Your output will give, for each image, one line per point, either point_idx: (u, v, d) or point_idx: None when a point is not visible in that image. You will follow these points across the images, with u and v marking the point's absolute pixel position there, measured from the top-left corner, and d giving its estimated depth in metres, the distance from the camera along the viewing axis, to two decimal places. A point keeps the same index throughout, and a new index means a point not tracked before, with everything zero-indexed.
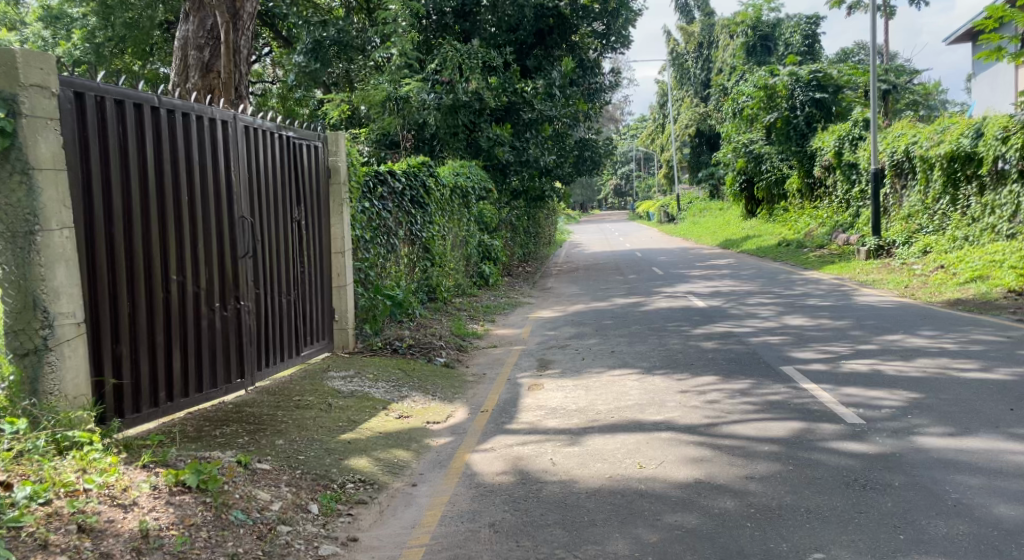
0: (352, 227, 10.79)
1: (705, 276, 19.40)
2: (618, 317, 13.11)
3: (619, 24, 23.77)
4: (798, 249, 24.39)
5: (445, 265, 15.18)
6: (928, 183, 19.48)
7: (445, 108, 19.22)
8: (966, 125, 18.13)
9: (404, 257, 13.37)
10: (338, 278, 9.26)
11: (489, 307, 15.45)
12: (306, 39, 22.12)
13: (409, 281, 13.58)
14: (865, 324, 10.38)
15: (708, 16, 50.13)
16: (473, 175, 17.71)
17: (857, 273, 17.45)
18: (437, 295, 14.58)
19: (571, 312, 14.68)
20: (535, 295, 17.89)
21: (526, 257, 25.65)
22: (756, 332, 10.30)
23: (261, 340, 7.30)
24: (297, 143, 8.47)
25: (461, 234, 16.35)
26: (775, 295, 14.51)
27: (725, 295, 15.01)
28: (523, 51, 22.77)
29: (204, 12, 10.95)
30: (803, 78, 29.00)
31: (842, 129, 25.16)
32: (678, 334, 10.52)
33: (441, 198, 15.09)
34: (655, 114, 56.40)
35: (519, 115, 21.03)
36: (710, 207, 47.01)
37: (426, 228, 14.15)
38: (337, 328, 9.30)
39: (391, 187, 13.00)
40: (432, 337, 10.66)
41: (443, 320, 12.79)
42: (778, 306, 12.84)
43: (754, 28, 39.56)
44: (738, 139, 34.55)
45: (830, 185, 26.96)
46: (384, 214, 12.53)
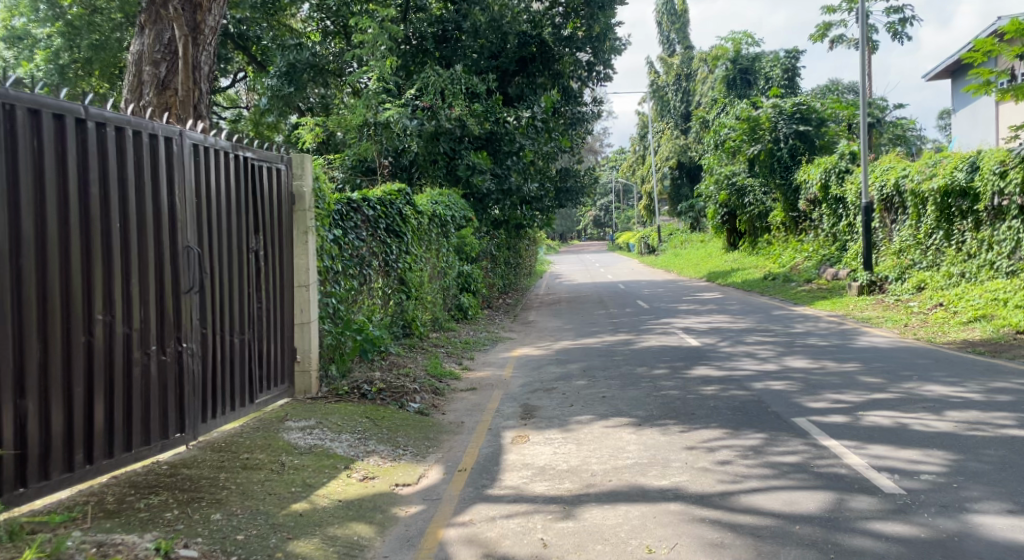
0: (320, 257, 9.93)
1: (693, 311, 18.67)
2: (607, 356, 12.30)
3: (604, 53, 23.16)
4: (785, 283, 23.73)
5: (423, 298, 14.31)
6: (920, 219, 18.67)
7: (426, 135, 18.54)
8: (959, 158, 17.36)
9: (379, 289, 12.52)
10: (298, 314, 8.41)
11: (468, 342, 14.57)
12: (279, 62, 21.33)
13: (383, 315, 12.71)
14: (875, 369, 9.63)
15: (687, 50, 49.96)
16: (453, 203, 16.91)
17: (851, 309, 16.73)
18: (414, 329, 13.70)
19: (554, 349, 13.84)
20: (517, 330, 17.03)
21: (507, 288, 24.82)
22: (758, 376, 9.54)
23: (208, 387, 6.42)
24: (256, 165, 7.66)
25: (439, 266, 15.50)
26: (771, 333, 13.77)
27: (717, 332, 14.24)
28: (504, 79, 22.09)
29: (161, 25, 10.16)
30: (787, 110, 28.60)
31: (828, 162, 24.62)
32: (674, 378, 9.71)
33: (418, 227, 14.26)
34: (635, 147, 56.10)
35: (501, 145, 20.16)
36: (691, 239, 46.47)
37: (402, 258, 13.30)
38: (297, 371, 8.43)
39: (365, 214, 12.19)
40: (405, 378, 9.78)
41: (420, 358, 11.92)
42: (775, 345, 12.08)
43: (733, 61, 39.18)
44: (720, 172, 34.20)
45: (816, 219, 26.36)
46: (357, 243, 11.70)
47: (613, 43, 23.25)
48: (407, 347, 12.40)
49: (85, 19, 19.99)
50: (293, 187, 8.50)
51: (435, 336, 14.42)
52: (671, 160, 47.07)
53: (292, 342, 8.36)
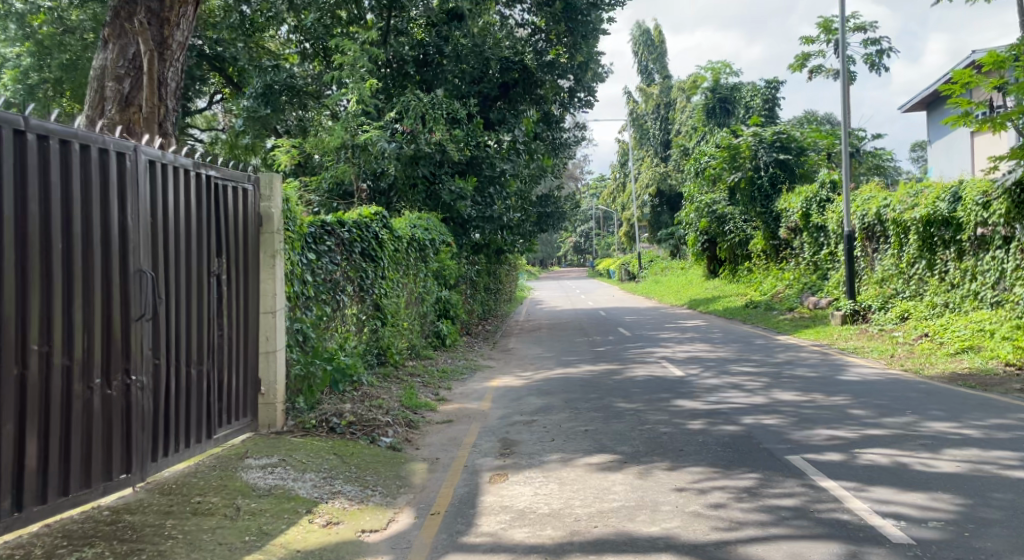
0: (290, 282, 9.47)
1: (677, 339, 18.27)
2: (589, 387, 11.87)
3: (586, 80, 22.92)
4: (767, 311, 23.40)
5: (400, 325, 13.84)
6: (902, 248, 17.94)
7: (405, 159, 18.14)
8: (941, 188, 16.60)
9: (354, 316, 12.06)
10: (264, 343, 7.96)
11: (446, 371, 14.09)
12: (255, 84, 20.89)
13: (358, 343, 12.23)
14: (867, 402, 9.26)
15: (666, 79, 49.99)
16: (431, 227, 16.48)
17: (836, 339, 16.32)
18: (390, 358, 13.22)
19: (534, 378, 13.38)
20: (496, 358, 16.56)
21: (486, 314, 24.33)
22: (747, 409, 9.15)
23: (160, 422, 5.96)
24: (220, 184, 7.23)
25: (417, 292, 15.05)
26: (756, 363, 13.39)
27: (702, 362, 13.85)
28: (485, 104, 21.75)
29: (126, 39, 9.62)
30: (767, 138, 28.45)
31: (809, 191, 24.30)
32: (660, 410, 9.30)
33: (395, 252, 13.81)
34: (616, 174, 56.02)
35: (483, 168, 19.83)
36: (672, 266, 46.22)
37: (377, 283, 12.84)
38: (262, 403, 7.96)
39: (340, 237, 11.74)
40: (378, 411, 9.33)
41: (396, 388, 11.45)
42: (762, 376, 11.69)
43: (712, 90, 38.97)
44: (701, 200, 34.05)
45: (797, 247, 26.09)
46: (331, 267, 11.26)
47: (595, 69, 23.01)
48: (382, 377, 11.92)
49: (56, 38, 19.52)
50: (260, 209, 8.06)
51: (411, 365, 13.94)
52: (651, 188, 46.93)
53: (257, 372, 7.90)
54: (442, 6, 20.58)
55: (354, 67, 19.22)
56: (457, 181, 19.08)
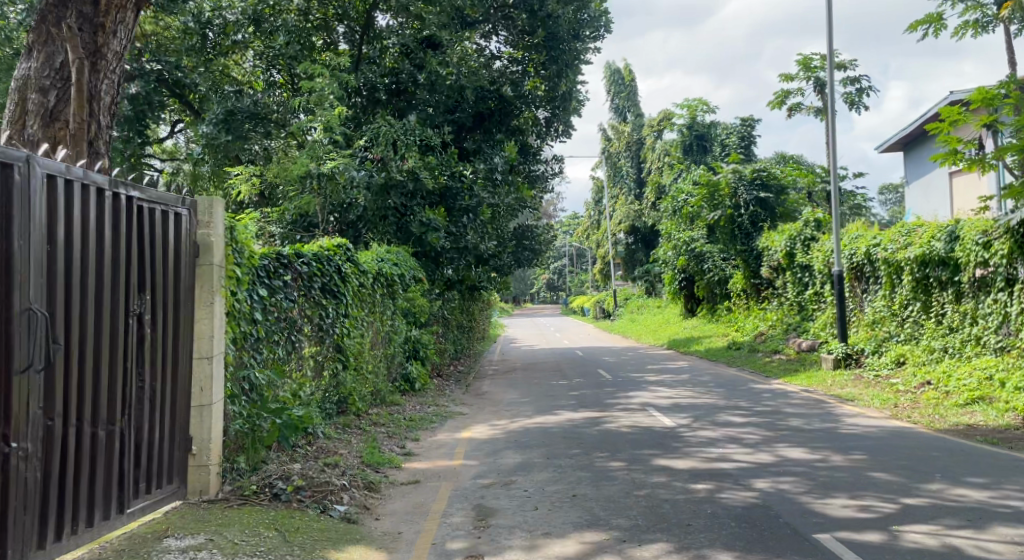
0: (236, 322, 8.35)
1: (662, 382, 17.24)
2: (573, 438, 10.81)
3: (566, 111, 22.11)
4: (751, 353, 22.38)
5: (364, 368, 12.71)
6: (894, 289, 17.03)
7: (376, 188, 17.10)
8: (936, 226, 15.71)
9: (312, 359, 10.94)
10: (196, 395, 6.86)
11: (414, 418, 12.93)
12: (216, 110, 19.71)
13: (316, 388, 11.08)
14: (887, 463, 8.30)
15: (639, 117, 49.48)
16: (400, 261, 15.38)
17: (830, 385, 15.33)
18: (352, 405, 12.07)
19: (510, 427, 12.28)
20: (469, 403, 15.40)
21: (458, 354, 23.12)
22: (755, 470, 8.15)
23: (48, 496, 5.08)
24: (145, 206, 6.20)
25: (384, 331, 13.92)
26: (751, 411, 12.42)
27: (692, 409, 12.84)
28: (460, 134, 20.80)
29: (54, 46, 8.70)
30: (747, 176, 27.16)
31: (792, 229, 23.29)
32: (655, 470, 8.28)
33: (360, 288, 12.69)
34: (590, 213, 55.18)
35: (456, 201, 18.80)
36: (648, 304, 45.36)
37: (338, 322, 11.70)
38: (192, 466, 6.85)
39: (298, 271, 10.66)
40: (335, 471, 8.23)
41: (357, 440, 10.34)
42: (762, 427, 10.70)
43: (688, 126, 38.22)
44: (678, 238, 33.23)
45: (779, 286, 25.21)
46: (287, 305, 10.18)
47: (574, 100, 22.21)
48: (342, 428, 10.77)
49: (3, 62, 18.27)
50: (197, 236, 6.96)
51: (376, 412, 12.79)
52: (624, 225, 46.14)
53: (187, 429, 6.81)
54: (416, 33, 19.63)
55: (323, 92, 18.20)
56: (429, 212, 17.97)
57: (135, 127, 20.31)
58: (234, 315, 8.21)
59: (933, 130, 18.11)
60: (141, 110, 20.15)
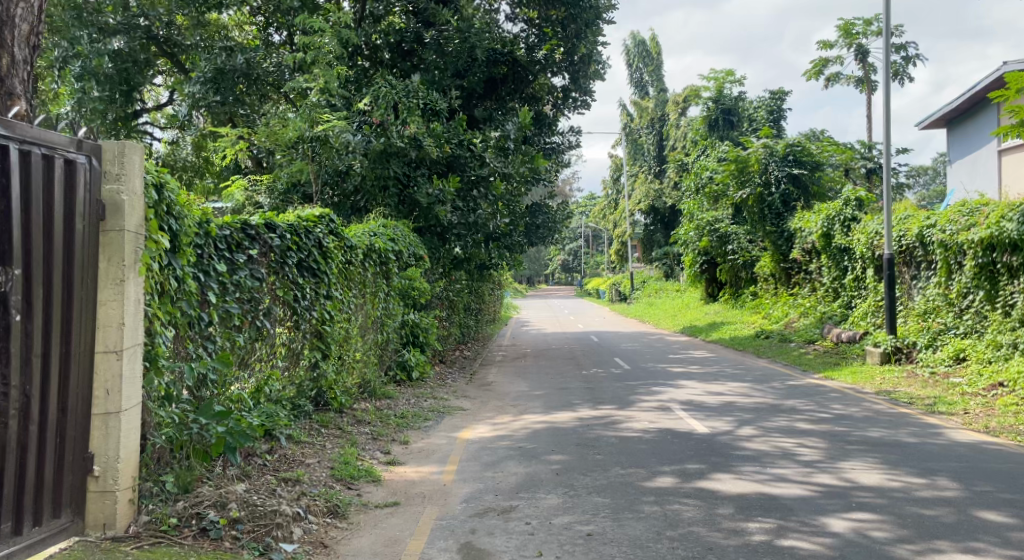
0: (176, 304, 6.72)
1: (689, 376, 15.56)
2: (588, 445, 9.16)
3: (585, 77, 20.24)
4: (782, 342, 20.63)
5: (348, 358, 11.10)
6: (951, 276, 15.28)
7: (374, 155, 15.26)
8: (1006, 205, 13.90)
9: (285, 347, 9.36)
10: (100, 401, 5.21)
11: (405, 414, 11.32)
12: (203, 68, 17.43)
13: (286, 380, 9.48)
14: (991, 496, 6.61)
15: (663, 92, 47.19)
16: (399, 237, 13.72)
17: (882, 383, 13.63)
18: (334, 400, 10.47)
19: (516, 428, 10.60)
20: (471, 396, 13.72)
21: (464, 338, 21.43)
22: (819, 500, 6.53)
23: None
24: (12, 147, 4.60)
25: (375, 316, 12.28)
26: (798, 417, 10.73)
27: (728, 413, 11.15)
28: (469, 101, 19.08)
29: None
30: (779, 151, 25.34)
31: (830, 208, 21.31)
32: (694, 498, 6.65)
33: (346, 266, 11.01)
34: (607, 192, 53.19)
35: (465, 171, 17.08)
36: (666, 287, 43.48)
37: (317, 304, 10.05)
38: (93, 492, 5.21)
39: (268, 243, 9.03)
40: (292, 491, 6.63)
41: (334, 444, 8.78)
42: (817, 440, 9.01)
43: (714, 101, 36.02)
44: (700, 217, 31.32)
45: (813, 271, 23.34)
46: (256, 282, 8.58)
47: (596, 66, 20.40)
48: (315, 429, 9.16)
49: None
50: (101, 194, 5.28)
51: (362, 408, 11.18)
52: (644, 205, 44.14)
53: (85, 445, 5.18)
54: None
55: (319, 48, 16.43)
56: (436, 183, 16.17)
57: (122, 88, 17.98)
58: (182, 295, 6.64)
59: (997, 98, 15.90)
60: (125, 68, 17.88)
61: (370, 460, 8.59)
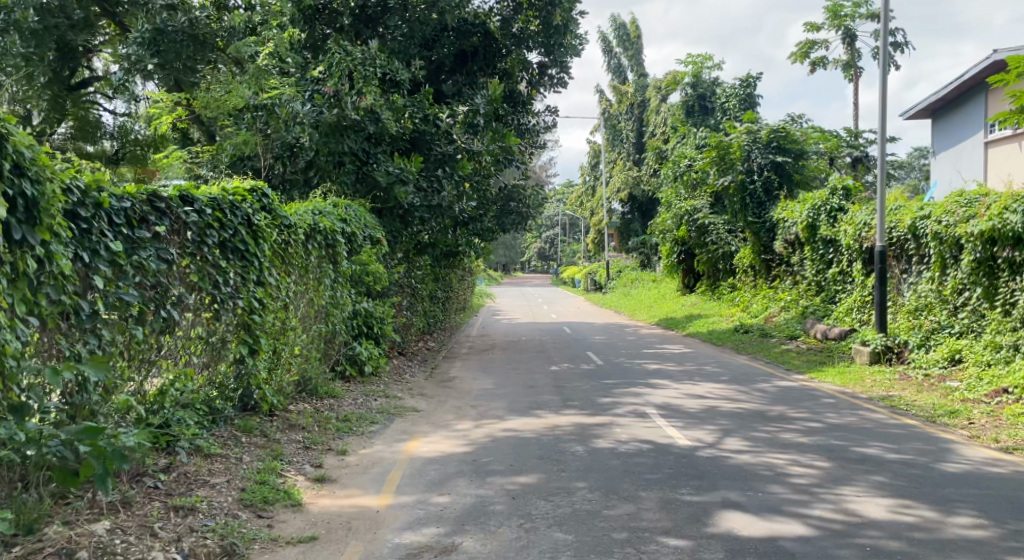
0: (43, 293, 5.72)
1: (665, 375, 14.39)
2: (554, 460, 8.00)
3: (561, 54, 18.89)
4: (763, 338, 19.47)
5: (284, 354, 9.79)
6: (945, 271, 14.18)
7: (325, 128, 13.87)
8: (1010, 194, 12.76)
9: (202, 341, 8.12)
10: None
11: (349, 417, 10.03)
12: (140, 27, 15.83)
13: (202, 380, 8.22)
14: None
15: (642, 77, 45.77)
16: (351, 217, 12.40)
17: (874, 386, 12.48)
18: (263, 402, 9.17)
19: (473, 436, 9.42)
20: (428, 395, 12.46)
21: (428, 328, 20.11)
22: (825, 541, 5.45)
23: None
24: None
25: (320, 305, 10.92)
26: (788, 426, 9.65)
27: (710, 420, 10.03)
28: (436, 76, 17.77)
29: None
30: (762, 138, 24.22)
31: (816, 198, 20.15)
32: (676, 538, 5.53)
33: (283, 247, 9.70)
34: (585, 178, 51.87)
35: (430, 148, 15.60)
36: (642, 278, 42.34)
37: (244, 290, 8.76)
38: None
39: (180, 220, 7.80)
40: (178, 526, 5.61)
41: (255, 458, 7.50)
42: (815, 460, 7.93)
43: (693, 87, 34.74)
44: (678, 206, 30.08)
45: (794, 264, 22.23)
46: (162, 265, 7.34)
47: (573, 40, 18.97)
48: (233, 440, 7.86)
49: None
50: None
51: (298, 410, 9.87)
52: (622, 193, 42.88)
53: None
54: None
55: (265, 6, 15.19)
56: (398, 160, 14.62)
57: (53, 45, 16.70)
58: (47, 278, 5.70)
59: (996, 82, 14.75)
60: (55, 25, 16.49)
61: (292, 478, 7.32)
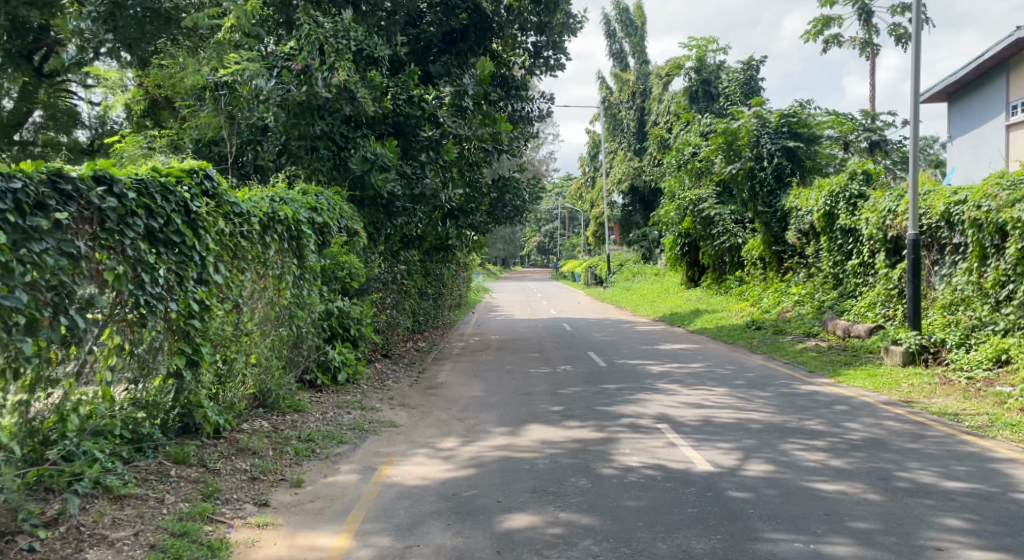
0: None
1: (675, 378, 12.96)
2: (550, 493, 6.61)
3: (556, 32, 17.40)
4: (777, 334, 18.07)
5: (236, 364, 8.38)
6: (986, 262, 12.73)
7: (293, 109, 12.45)
8: None
9: (122, 352, 6.76)
10: None
11: (313, 436, 8.63)
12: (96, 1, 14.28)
13: (123, 399, 6.89)
14: None
15: (644, 64, 44.19)
16: (323, 206, 10.97)
17: (912, 392, 11.05)
18: (205, 422, 7.79)
19: (455, 456, 8.02)
20: (410, 404, 11.06)
21: (417, 327, 18.70)
22: None
23: None
24: None
25: (282, 305, 9.49)
26: (822, 443, 8.23)
27: (729, 435, 8.62)
28: (422, 55, 16.32)
29: None
30: (772, 122, 22.55)
31: (834, 183, 18.61)
32: None
33: (232, 239, 8.29)
34: (584, 169, 50.34)
35: (415, 134, 14.14)
36: (645, 272, 40.84)
37: (181, 289, 7.37)
38: None
39: (94, 206, 6.44)
40: None
41: (179, 501, 6.17)
42: (863, 492, 6.53)
43: (697, 70, 33.04)
44: (681, 196, 28.71)
45: (808, 255, 20.85)
46: (62, 261, 5.98)
47: (566, 18, 17.53)
48: (156, 475, 6.52)
49: None
50: None
51: (251, 431, 8.48)
52: (623, 184, 41.42)
53: None
54: None
55: None
56: (377, 144, 13.14)
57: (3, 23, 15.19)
58: None
59: None
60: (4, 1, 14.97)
61: (222, 531, 5.91)
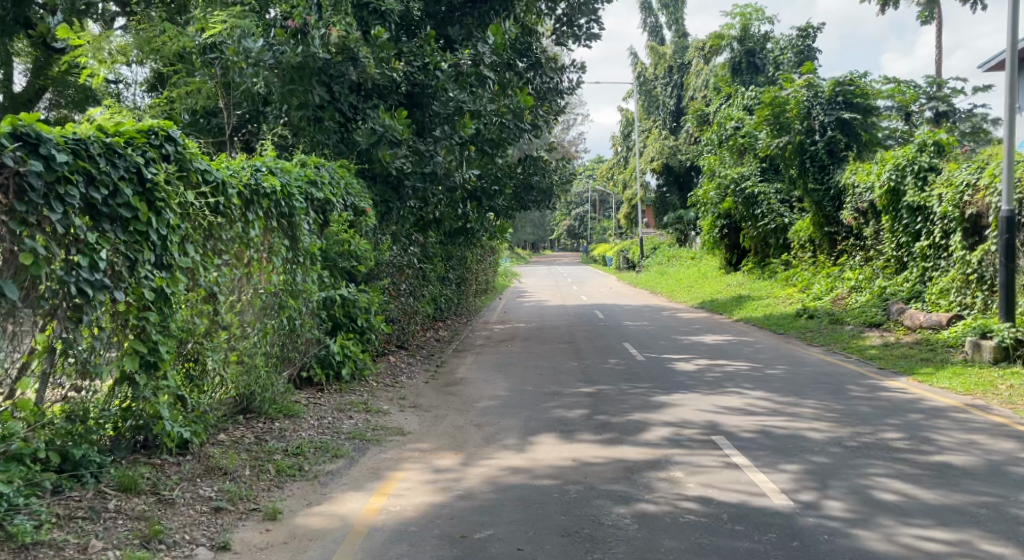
0: None
1: (725, 377, 11.41)
2: (585, 538, 5.16)
3: None
4: (834, 324, 16.38)
5: (212, 363, 7.00)
6: None
7: (290, 69, 11.00)
8: None
9: (54, 355, 5.45)
10: None
11: (301, 449, 7.24)
12: None
13: (57, 412, 5.57)
14: None
15: (682, 37, 42.27)
16: (325, 179, 9.51)
17: (1015, 397, 9.39)
18: (168, 437, 6.42)
19: (470, 476, 6.60)
20: (422, 405, 9.64)
21: (437, 314, 17.28)
22: None
23: None
24: None
25: (269, 294, 8.08)
26: (914, 466, 6.67)
27: (800, 453, 7.09)
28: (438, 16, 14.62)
29: None
30: (826, 92, 20.48)
31: (901, 155, 16.76)
32: None
33: (202, 212, 6.86)
34: (617, 151, 48.41)
35: (429, 104, 12.52)
36: (681, 256, 39.09)
37: (132, 276, 5.98)
38: None
39: (12, 173, 5.15)
40: None
41: (106, 548, 5.06)
42: (992, 545, 5.00)
43: (739, 42, 31.07)
44: (722, 174, 26.94)
45: (867, 236, 19.09)
46: None
47: None
48: (85, 510, 5.38)
49: None
50: None
51: (227, 443, 7.13)
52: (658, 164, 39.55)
53: None
54: None
55: None
56: (384, 113, 11.55)
57: None
58: None
59: None
60: None
61: None
